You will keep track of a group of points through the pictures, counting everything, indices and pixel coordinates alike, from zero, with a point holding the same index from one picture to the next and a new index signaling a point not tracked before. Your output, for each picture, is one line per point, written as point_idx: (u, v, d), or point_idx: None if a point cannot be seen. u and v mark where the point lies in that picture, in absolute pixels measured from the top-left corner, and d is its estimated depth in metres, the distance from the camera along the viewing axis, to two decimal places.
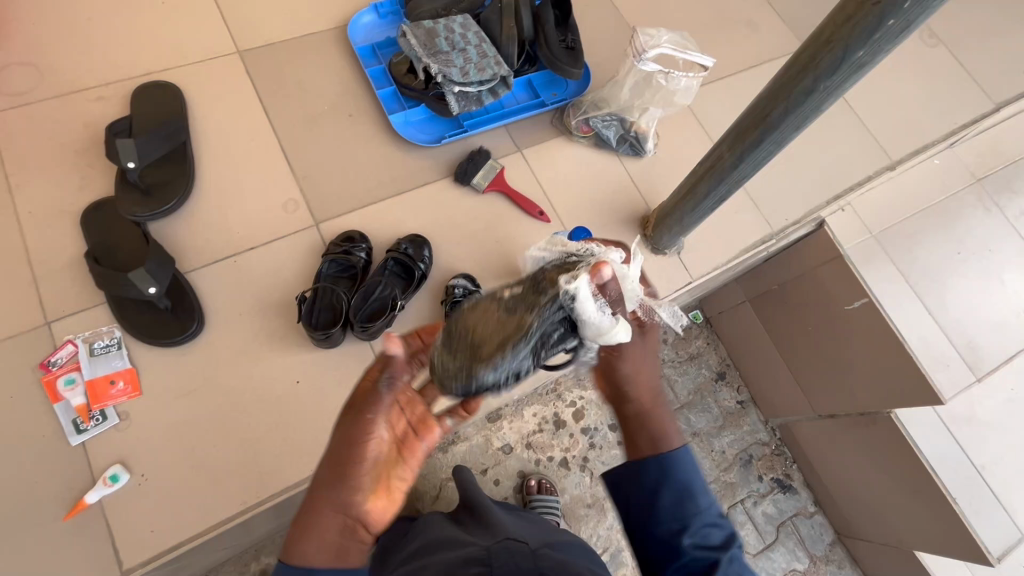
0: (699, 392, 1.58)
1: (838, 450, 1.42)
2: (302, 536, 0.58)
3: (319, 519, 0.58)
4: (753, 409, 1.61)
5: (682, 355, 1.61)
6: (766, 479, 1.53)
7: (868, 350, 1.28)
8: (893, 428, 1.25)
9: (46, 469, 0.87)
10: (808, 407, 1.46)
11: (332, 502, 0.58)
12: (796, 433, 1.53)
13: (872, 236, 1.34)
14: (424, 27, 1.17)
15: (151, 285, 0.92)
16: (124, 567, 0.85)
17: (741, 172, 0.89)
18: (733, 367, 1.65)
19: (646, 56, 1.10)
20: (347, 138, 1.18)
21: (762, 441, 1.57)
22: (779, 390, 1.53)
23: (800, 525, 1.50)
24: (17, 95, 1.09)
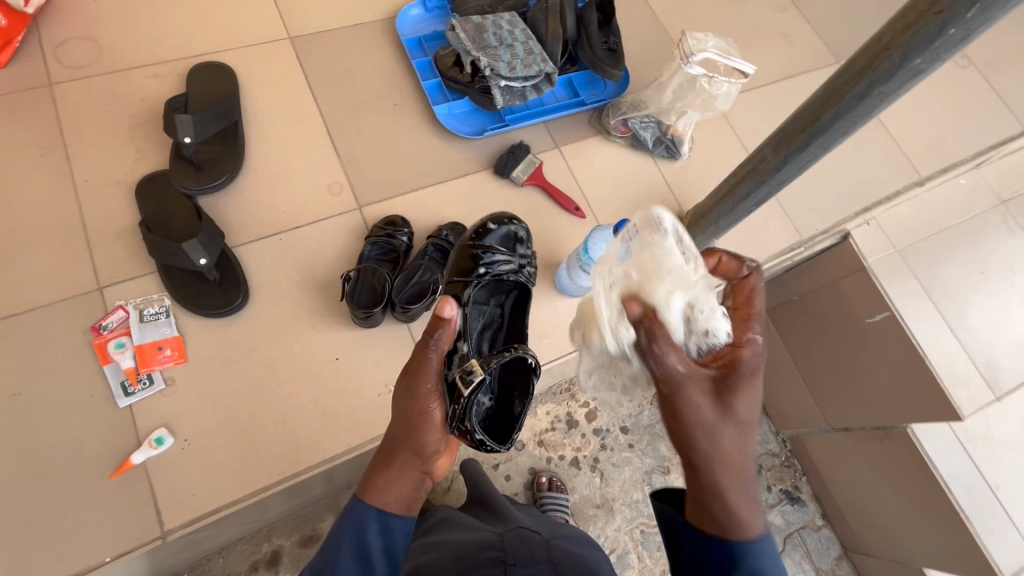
0: None
1: (850, 462, 1.43)
2: (383, 486, 0.75)
3: (398, 475, 0.76)
4: (765, 419, 1.62)
5: None
6: (774, 489, 1.56)
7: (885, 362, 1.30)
8: (908, 443, 1.27)
9: (93, 427, 0.89)
10: (821, 418, 1.49)
11: (403, 456, 0.75)
12: (807, 444, 1.54)
13: (897, 252, 1.35)
14: (473, 23, 1.20)
15: (202, 256, 0.95)
16: (165, 528, 0.87)
17: (783, 174, 0.92)
18: None
19: (693, 60, 1.13)
20: (392, 126, 1.21)
21: (771, 452, 1.59)
22: (793, 399, 1.55)
23: (807, 537, 1.51)
24: (79, 68, 1.12)
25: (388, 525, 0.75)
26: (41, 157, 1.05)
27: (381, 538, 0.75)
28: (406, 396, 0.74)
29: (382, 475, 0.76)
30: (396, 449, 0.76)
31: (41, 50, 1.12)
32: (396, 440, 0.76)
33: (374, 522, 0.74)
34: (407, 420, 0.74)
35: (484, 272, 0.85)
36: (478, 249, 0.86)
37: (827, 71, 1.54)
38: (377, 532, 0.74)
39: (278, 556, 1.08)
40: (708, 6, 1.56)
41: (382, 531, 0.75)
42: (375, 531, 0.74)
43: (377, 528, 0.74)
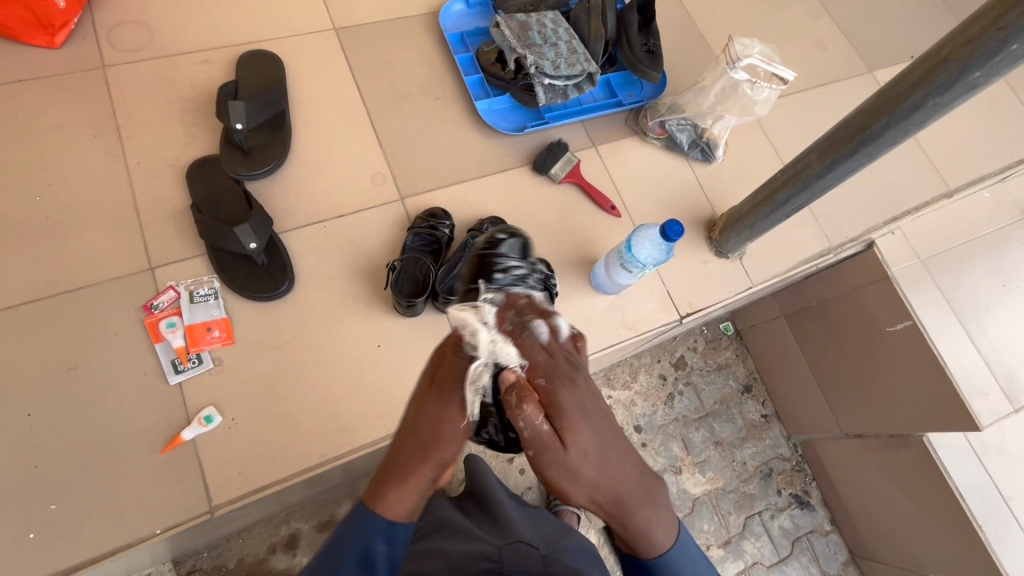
0: (725, 402, 1.60)
1: (863, 468, 1.44)
2: (393, 497, 0.67)
3: (410, 488, 0.66)
4: (777, 423, 1.63)
5: (711, 364, 1.64)
6: (784, 493, 1.55)
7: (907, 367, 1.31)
8: (925, 451, 1.29)
9: (145, 403, 0.92)
10: (835, 425, 1.49)
11: (421, 463, 0.65)
12: (819, 449, 1.54)
13: (921, 262, 1.37)
14: (518, 20, 1.21)
15: (252, 240, 0.97)
16: (213, 503, 0.89)
17: (826, 181, 0.93)
18: (759, 381, 1.67)
19: (738, 65, 1.17)
20: (434, 120, 1.23)
21: (783, 456, 1.59)
22: (807, 405, 1.54)
23: (815, 542, 1.51)
24: (132, 51, 1.14)
25: (395, 534, 0.67)
26: (95, 137, 1.07)
27: (388, 546, 0.67)
28: (433, 395, 0.65)
29: (392, 482, 0.67)
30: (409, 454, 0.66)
31: (95, 32, 1.14)
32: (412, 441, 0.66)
33: (381, 531, 0.67)
34: (427, 426, 0.66)
35: (500, 276, 0.83)
36: (495, 255, 0.88)
37: (860, 80, 1.56)
38: (382, 540, 0.67)
39: (295, 538, 1.12)
40: (745, 12, 1.57)
41: (388, 540, 0.67)
42: (376, 540, 0.66)
43: (382, 538, 0.67)
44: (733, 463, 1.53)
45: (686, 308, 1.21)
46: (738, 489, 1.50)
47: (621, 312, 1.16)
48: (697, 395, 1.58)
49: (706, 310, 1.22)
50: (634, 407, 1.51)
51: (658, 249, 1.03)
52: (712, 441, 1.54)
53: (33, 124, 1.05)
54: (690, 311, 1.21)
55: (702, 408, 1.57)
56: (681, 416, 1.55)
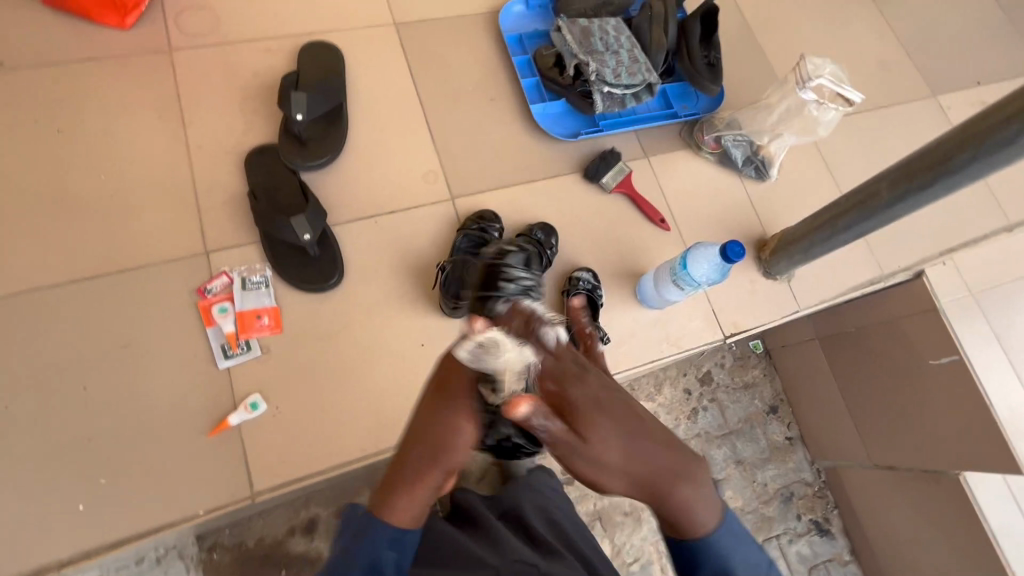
0: (749, 421, 1.57)
1: (891, 502, 1.40)
2: (399, 504, 0.68)
3: (416, 495, 0.67)
4: (801, 446, 1.58)
5: (738, 382, 1.59)
6: (804, 519, 1.51)
7: (950, 402, 1.27)
8: (961, 492, 1.26)
9: (194, 385, 0.93)
10: (864, 455, 1.45)
11: (429, 474, 0.67)
12: (843, 477, 1.50)
13: (970, 294, 1.32)
14: (580, 26, 1.21)
15: (307, 232, 0.98)
16: (254, 489, 0.91)
17: (896, 211, 0.91)
18: (786, 403, 1.62)
19: (809, 84, 1.12)
20: (488, 121, 1.23)
21: (806, 481, 1.55)
22: (835, 433, 1.50)
23: (833, 570, 1.47)
24: (198, 36, 1.16)
25: (402, 541, 0.69)
26: (159, 119, 1.08)
27: (396, 553, 0.68)
28: (440, 408, 0.66)
29: (398, 491, 0.68)
30: (416, 464, 0.67)
31: (164, 15, 1.16)
32: (418, 453, 0.67)
33: (387, 538, 0.68)
34: (432, 442, 0.66)
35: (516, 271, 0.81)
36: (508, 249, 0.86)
37: (924, 105, 1.51)
38: (388, 548, 0.68)
39: (314, 522, 1.13)
40: (807, 29, 1.54)
41: (396, 547, 0.68)
42: (382, 545, 0.68)
43: (388, 544, 0.68)
44: (754, 484, 1.50)
45: (731, 328, 1.19)
46: (757, 511, 1.47)
47: (665, 327, 1.15)
48: (721, 412, 1.55)
49: (751, 331, 1.20)
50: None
51: (713, 270, 1.03)
52: (732, 460, 1.51)
53: (101, 103, 1.07)
54: (734, 331, 1.19)
55: (725, 426, 1.54)
56: (704, 432, 1.52)
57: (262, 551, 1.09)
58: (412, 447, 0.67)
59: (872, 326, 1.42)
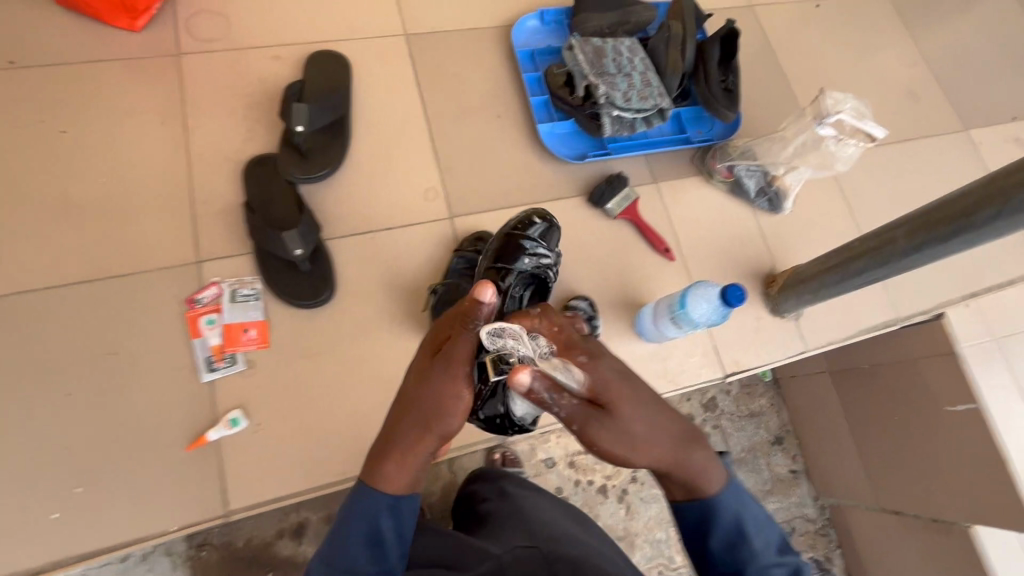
0: (753, 451, 1.49)
1: (895, 549, 1.34)
2: (391, 469, 0.69)
3: (408, 462, 0.68)
4: (806, 480, 1.51)
5: (743, 410, 1.51)
6: (804, 556, 1.46)
7: (962, 454, 1.20)
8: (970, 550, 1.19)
9: (176, 397, 0.92)
10: (872, 497, 1.37)
11: (424, 441, 0.67)
12: (848, 517, 1.43)
13: (994, 340, 1.26)
14: (593, 45, 1.17)
15: (298, 247, 0.96)
16: (228, 508, 0.89)
17: (912, 261, 0.86)
18: (792, 434, 1.54)
19: (827, 121, 1.06)
20: (493, 138, 1.20)
21: (808, 517, 1.48)
22: (840, 471, 1.42)
23: None
24: (206, 40, 1.15)
25: (398, 509, 0.72)
26: (162, 124, 1.08)
27: (393, 522, 0.71)
28: (435, 375, 0.64)
29: (389, 457, 0.69)
30: (411, 430, 0.67)
31: (174, 19, 1.15)
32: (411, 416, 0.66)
33: (384, 505, 0.71)
34: (424, 409, 0.66)
35: (527, 260, 0.97)
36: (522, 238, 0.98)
37: (954, 139, 1.43)
38: (388, 517, 0.71)
39: (303, 526, 1.10)
40: (834, 55, 1.48)
41: (393, 514, 0.71)
42: (384, 517, 0.71)
43: (387, 515, 0.71)
44: None
45: (732, 366, 1.14)
46: None
47: (663, 361, 1.11)
48: (724, 440, 1.46)
49: (752, 370, 1.15)
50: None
51: (712, 311, 0.99)
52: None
53: (106, 105, 1.07)
54: (735, 370, 1.14)
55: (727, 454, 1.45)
56: None
57: (248, 552, 1.07)
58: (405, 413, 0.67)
59: (885, 368, 1.35)
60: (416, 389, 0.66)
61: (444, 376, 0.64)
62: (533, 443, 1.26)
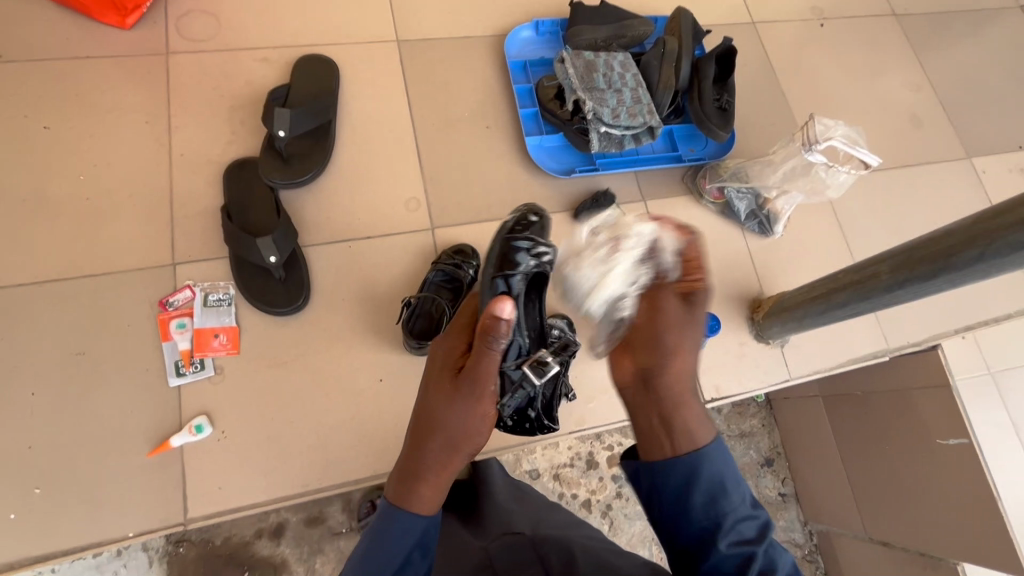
0: (741, 472, 1.45)
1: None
2: (421, 489, 0.66)
3: (439, 480, 0.66)
4: (795, 505, 1.47)
5: (733, 430, 1.47)
6: None
7: (948, 491, 1.17)
8: None
9: (142, 401, 0.92)
10: (861, 525, 1.33)
11: (459, 453, 0.67)
12: (835, 546, 1.39)
13: (990, 375, 1.23)
14: (584, 59, 1.15)
15: (272, 254, 0.95)
16: (188, 515, 0.88)
17: (895, 297, 0.83)
18: (783, 456, 1.50)
19: (816, 147, 1.03)
20: (479, 149, 1.18)
21: (795, 542, 1.45)
22: (827, 498, 1.39)
23: None
24: (195, 41, 1.15)
25: (426, 535, 0.66)
26: (146, 123, 1.08)
27: (422, 555, 0.65)
28: (459, 396, 0.65)
29: (421, 477, 0.66)
30: (440, 447, 0.66)
31: (164, 18, 1.15)
32: (440, 432, 0.66)
33: (417, 532, 0.65)
34: (450, 429, 0.65)
35: None
36: None
37: (954, 166, 1.40)
38: (417, 544, 0.65)
39: (283, 526, 1.08)
40: (835, 76, 1.45)
41: (421, 546, 0.65)
42: (418, 547, 0.65)
43: (413, 541, 0.65)
44: None
45: (711, 392, 1.12)
46: None
47: None
48: None
49: (733, 397, 1.13)
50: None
51: None
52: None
53: (90, 103, 1.07)
54: (715, 396, 1.12)
55: None
56: None
57: (226, 549, 1.06)
58: (436, 435, 0.66)
59: (875, 398, 1.32)
60: (441, 408, 0.66)
61: (472, 397, 0.64)
62: (518, 453, 1.24)
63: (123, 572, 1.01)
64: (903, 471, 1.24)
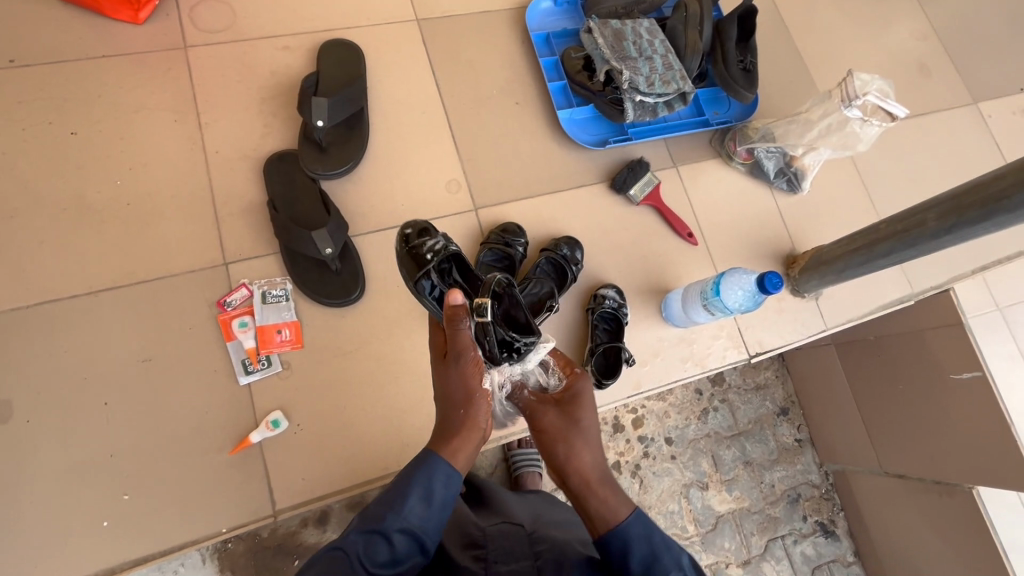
0: (760, 422, 1.51)
1: (902, 512, 1.36)
2: (459, 444, 0.70)
3: (463, 437, 0.71)
4: (810, 448, 1.54)
5: (750, 383, 1.54)
6: (810, 520, 1.48)
7: (967, 421, 1.23)
8: (972, 506, 1.23)
9: (216, 401, 0.93)
10: (875, 461, 1.40)
11: (482, 413, 0.72)
12: (852, 482, 1.46)
13: (996, 310, 1.34)
14: (612, 28, 1.15)
15: (329, 246, 0.95)
16: (276, 507, 0.91)
17: (940, 243, 0.88)
18: (797, 405, 1.57)
19: (855, 103, 1.06)
20: (511, 126, 1.18)
21: (812, 482, 1.50)
22: (847, 438, 1.45)
23: (836, 571, 1.45)
24: (213, 32, 1.11)
25: (451, 479, 0.68)
26: (175, 122, 1.05)
27: (444, 489, 0.67)
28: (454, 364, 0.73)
29: (453, 433, 0.71)
30: (462, 412, 0.72)
31: (178, 10, 1.11)
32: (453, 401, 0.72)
33: (440, 473, 0.68)
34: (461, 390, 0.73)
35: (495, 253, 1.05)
36: (507, 238, 1.06)
37: (962, 113, 1.44)
38: (441, 483, 0.67)
39: (327, 514, 1.11)
40: (845, 30, 1.47)
41: (446, 483, 0.68)
42: (446, 488, 0.67)
43: (440, 478, 0.67)
44: (761, 485, 1.45)
45: (756, 347, 1.16)
46: (763, 511, 1.43)
47: (689, 345, 1.13)
48: (731, 413, 1.49)
49: (775, 350, 1.17)
50: (667, 419, 1.44)
51: (746, 298, 1.01)
52: (742, 461, 1.46)
53: (115, 104, 1.03)
54: (759, 351, 1.16)
55: (733, 427, 1.48)
56: (714, 433, 1.47)
57: (274, 541, 1.08)
58: (453, 403, 0.73)
59: (893, 337, 1.37)
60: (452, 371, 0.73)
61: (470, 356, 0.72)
62: None
63: (181, 571, 1.03)
64: (918, 408, 1.31)
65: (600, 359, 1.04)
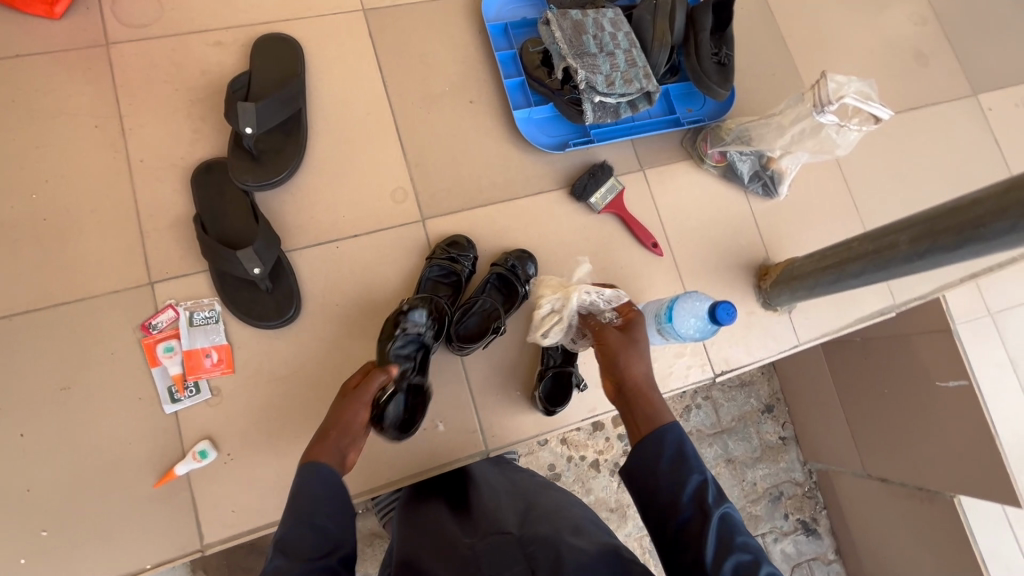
0: (743, 420, 1.46)
1: (881, 516, 1.31)
2: (324, 448, 0.73)
3: (327, 444, 0.73)
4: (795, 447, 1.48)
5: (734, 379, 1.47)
6: (792, 519, 1.44)
7: (949, 436, 1.17)
8: (951, 523, 1.18)
9: (140, 431, 0.88)
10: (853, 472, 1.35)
11: (349, 434, 0.76)
12: (835, 482, 1.41)
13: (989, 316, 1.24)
14: (571, 19, 1.05)
15: (256, 265, 0.89)
16: (204, 541, 0.87)
17: (913, 267, 0.80)
18: (783, 401, 1.50)
19: (828, 109, 0.96)
20: (464, 127, 1.10)
21: (796, 480, 1.46)
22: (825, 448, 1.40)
23: (816, 569, 1.42)
24: (136, 27, 1.02)
25: (327, 473, 0.69)
26: (96, 128, 0.98)
27: (326, 484, 0.67)
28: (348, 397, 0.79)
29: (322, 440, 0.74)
30: (334, 431, 0.76)
31: (98, 3, 1.02)
32: (333, 420, 0.77)
33: (322, 472, 0.68)
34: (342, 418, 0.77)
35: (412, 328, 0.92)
36: (452, 253, 1.00)
37: (961, 106, 1.34)
38: (325, 482, 0.67)
39: None
40: (835, 14, 1.35)
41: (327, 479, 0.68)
42: (331, 483, 0.68)
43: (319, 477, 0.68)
44: (742, 483, 1.41)
45: (722, 365, 1.10)
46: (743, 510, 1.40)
47: None
48: (713, 409, 1.44)
49: (743, 367, 1.11)
50: None
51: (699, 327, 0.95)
52: (724, 458, 1.41)
53: (30, 110, 0.96)
54: (725, 369, 1.10)
55: (716, 424, 1.43)
56: (696, 430, 1.42)
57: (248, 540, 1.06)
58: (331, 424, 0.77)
59: (875, 345, 1.31)
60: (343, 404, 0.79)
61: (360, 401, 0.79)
62: None
63: None
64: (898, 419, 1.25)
65: (550, 382, 0.98)
